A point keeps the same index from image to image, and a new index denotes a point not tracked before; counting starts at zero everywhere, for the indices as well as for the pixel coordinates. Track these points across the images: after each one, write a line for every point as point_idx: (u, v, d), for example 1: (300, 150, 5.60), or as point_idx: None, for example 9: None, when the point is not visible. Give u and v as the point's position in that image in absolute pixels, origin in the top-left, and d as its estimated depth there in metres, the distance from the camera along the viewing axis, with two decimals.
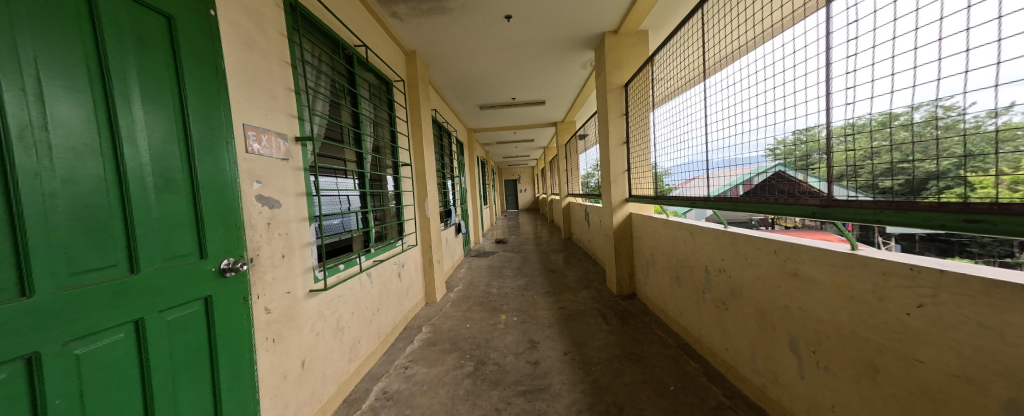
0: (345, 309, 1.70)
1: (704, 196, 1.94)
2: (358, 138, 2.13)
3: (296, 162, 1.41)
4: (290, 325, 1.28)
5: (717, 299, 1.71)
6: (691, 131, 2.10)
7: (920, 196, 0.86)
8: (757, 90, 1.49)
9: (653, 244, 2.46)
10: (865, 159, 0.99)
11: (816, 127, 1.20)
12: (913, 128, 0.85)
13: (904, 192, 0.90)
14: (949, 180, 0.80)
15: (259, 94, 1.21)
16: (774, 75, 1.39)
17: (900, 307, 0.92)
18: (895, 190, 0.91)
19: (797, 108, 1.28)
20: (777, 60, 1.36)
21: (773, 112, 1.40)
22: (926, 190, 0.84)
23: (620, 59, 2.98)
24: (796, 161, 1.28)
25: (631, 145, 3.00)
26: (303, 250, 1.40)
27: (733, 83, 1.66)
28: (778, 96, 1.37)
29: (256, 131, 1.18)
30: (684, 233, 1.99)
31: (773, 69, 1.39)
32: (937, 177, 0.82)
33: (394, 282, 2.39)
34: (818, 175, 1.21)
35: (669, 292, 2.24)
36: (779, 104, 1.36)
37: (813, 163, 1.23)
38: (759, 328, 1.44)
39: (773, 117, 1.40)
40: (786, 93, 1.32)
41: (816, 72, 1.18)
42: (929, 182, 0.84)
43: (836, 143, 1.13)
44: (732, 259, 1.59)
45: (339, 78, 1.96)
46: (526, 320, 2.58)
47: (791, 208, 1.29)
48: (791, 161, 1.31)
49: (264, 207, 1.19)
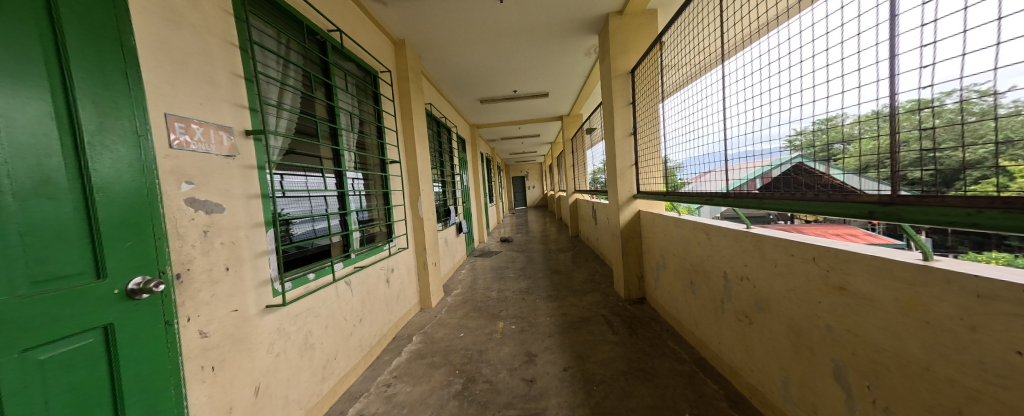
0: (315, 323, 1.52)
1: (722, 192, 1.65)
2: (335, 134, 1.94)
3: (248, 159, 1.24)
4: (235, 347, 1.11)
5: (740, 310, 1.37)
6: (705, 119, 1.85)
7: (953, 187, 0.72)
8: (788, 64, 1.20)
9: (664, 245, 2.21)
10: (889, 149, 0.85)
11: (840, 115, 0.98)
12: (944, 115, 0.71)
13: (935, 183, 0.76)
14: (984, 170, 0.66)
15: (192, 80, 1.04)
16: (812, 39, 1.08)
17: (1004, 342, 0.60)
18: (925, 180, 0.78)
19: (845, 79, 0.96)
20: (818, 21, 1.04)
21: (808, 87, 1.10)
22: (958, 181, 0.71)
23: (626, 42, 2.71)
24: (816, 152, 1.05)
25: (639, 136, 2.73)
26: (256, 260, 1.23)
27: (757, 59, 1.36)
28: (818, 66, 1.05)
29: (186, 123, 1.00)
30: (697, 232, 1.71)
31: (813, 33, 1.07)
32: (969, 167, 0.68)
33: (381, 288, 2.22)
34: (840, 166, 0.99)
35: (683, 298, 1.95)
36: (820, 76, 1.04)
37: (836, 154, 0.99)
38: (792, 351, 1.09)
39: (809, 94, 1.09)
40: (828, 62, 1.02)
41: (873, 31, 0.87)
42: (962, 172, 0.70)
43: (858, 132, 0.93)
44: (754, 264, 1.26)
45: (312, 68, 1.80)
46: (525, 328, 2.37)
47: (833, 208, 0.98)
48: (811, 153, 1.08)
49: (198, 211, 1.02)
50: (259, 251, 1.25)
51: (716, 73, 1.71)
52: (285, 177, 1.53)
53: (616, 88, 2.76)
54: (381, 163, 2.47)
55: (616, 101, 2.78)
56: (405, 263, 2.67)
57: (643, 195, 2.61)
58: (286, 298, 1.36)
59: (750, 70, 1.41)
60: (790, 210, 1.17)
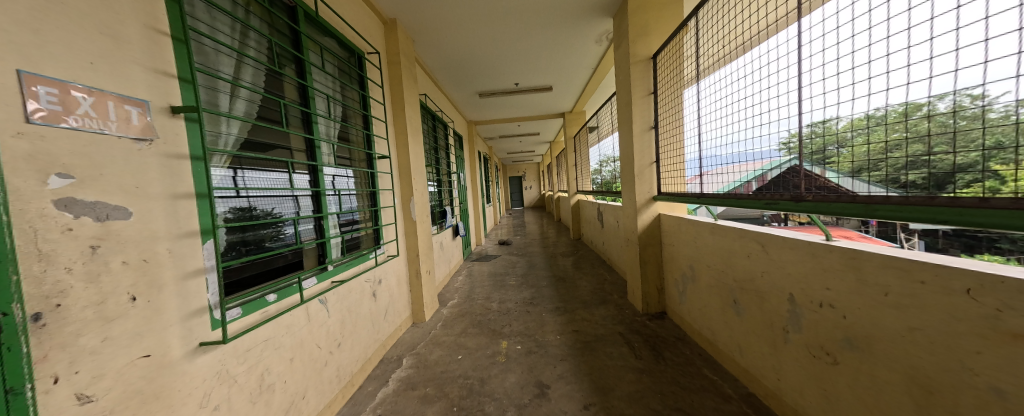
0: (274, 358, 1.20)
1: (794, 191, 1.30)
2: (308, 120, 1.62)
3: (175, 145, 0.91)
4: (144, 411, 0.78)
5: (815, 346, 1.19)
6: (732, 114, 1.68)
7: (947, 190, 0.80)
8: (809, 65, 1.20)
9: (697, 254, 1.96)
10: (880, 153, 0.94)
11: (837, 119, 1.08)
12: (936, 118, 0.79)
13: (926, 186, 0.84)
14: (976, 174, 0.75)
15: (74, 26, 0.71)
16: (837, 42, 1.07)
17: None
18: (918, 183, 0.86)
19: (852, 88, 1.01)
20: (844, 24, 1.03)
21: (825, 92, 1.13)
22: (951, 184, 0.79)
23: (647, 24, 2.43)
24: (813, 154, 1.21)
25: (661, 130, 2.43)
26: (185, 283, 0.90)
27: (779, 59, 1.34)
28: (842, 69, 1.04)
29: (60, 88, 0.68)
30: (750, 245, 1.51)
31: (825, 42, 1.12)
32: (961, 170, 0.77)
33: (365, 304, 1.90)
34: (834, 169, 1.11)
35: (721, 318, 1.76)
36: (833, 82, 1.09)
37: (830, 156, 1.13)
38: (917, 408, 0.89)
39: (813, 102, 1.20)
40: (846, 67, 1.03)
41: (884, 42, 0.91)
42: (956, 175, 0.78)
43: (853, 136, 1.03)
44: (847, 289, 1.07)
45: (280, 39, 1.48)
46: (532, 350, 2.07)
47: (1012, 221, 0.67)
48: (806, 155, 1.24)
49: (80, 217, 0.69)
50: (190, 271, 0.92)
51: (727, 68, 1.69)
52: (244, 173, 1.23)
53: (635, 76, 2.46)
54: (368, 158, 2.16)
55: (635, 91, 2.48)
56: (395, 272, 2.35)
57: (667, 197, 2.33)
58: (228, 333, 1.02)
59: (757, 77, 1.48)
60: (922, 220, 0.84)
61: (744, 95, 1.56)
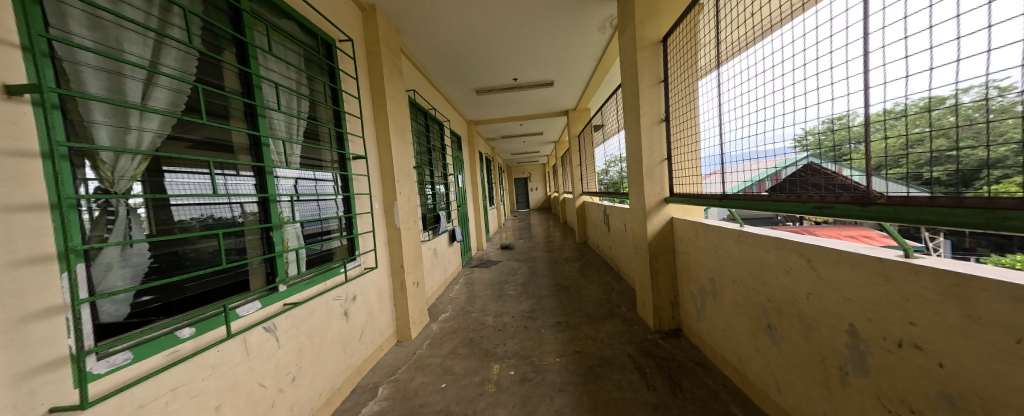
0: (189, 409, 0.95)
1: (846, 196, 0.97)
2: (255, 114, 1.39)
3: (13, 140, 0.66)
4: None
5: (894, 397, 0.89)
6: (740, 108, 1.50)
7: (971, 188, 0.68)
8: (813, 55, 1.08)
9: (720, 266, 1.65)
10: (906, 147, 0.79)
11: (852, 114, 0.94)
12: (961, 112, 0.66)
13: (952, 183, 0.71)
14: (1007, 169, 0.62)
15: None
16: (846, 26, 0.95)
17: None
18: (942, 180, 0.73)
19: (864, 77, 0.90)
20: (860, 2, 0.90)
21: (830, 83, 1.01)
22: (979, 180, 0.66)
23: (655, 3, 2.13)
24: (829, 151, 1.03)
25: (673, 122, 2.13)
26: (23, 328, 0.65)
27: (781, 50, 1.22)
28: (854, 56, 0.92)
29: None
30: (791, 258, 1.21)
31: (830, 29, 1.00)
32: (989, 166, 0.64)
33: (333, 325, 1.65)
34: (856, 166, 0.96)
35: (750, 344, 1.46)
36: (844, 71, 0.96)
37: (846, 153, 0.98)
38: None
39: (815, 95, 1.07)
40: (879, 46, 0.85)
41: (899, 25, 0.78)
42: (983, 171, 0.66)
43: (872, 131, 0.88)
44: (945, 328, 0.77)
45: (216, 18, 1.26)
46: (528, 377, 1.79)
47: None
48: (824, 152, 1.06)
49: None
50: (34, 311, 0.67)
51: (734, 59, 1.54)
52: (167, 174, 1.02)
53: (642, 61, 2.17)
54: (341, 159, 1.92)
55: (643, 79, 2.18)
56: (374, 286, 2.09)
57: (681, 198, 2.03)
58: (95, 392, 0.77)
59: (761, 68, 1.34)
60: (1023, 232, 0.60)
61: (751, 89, 1.41)
